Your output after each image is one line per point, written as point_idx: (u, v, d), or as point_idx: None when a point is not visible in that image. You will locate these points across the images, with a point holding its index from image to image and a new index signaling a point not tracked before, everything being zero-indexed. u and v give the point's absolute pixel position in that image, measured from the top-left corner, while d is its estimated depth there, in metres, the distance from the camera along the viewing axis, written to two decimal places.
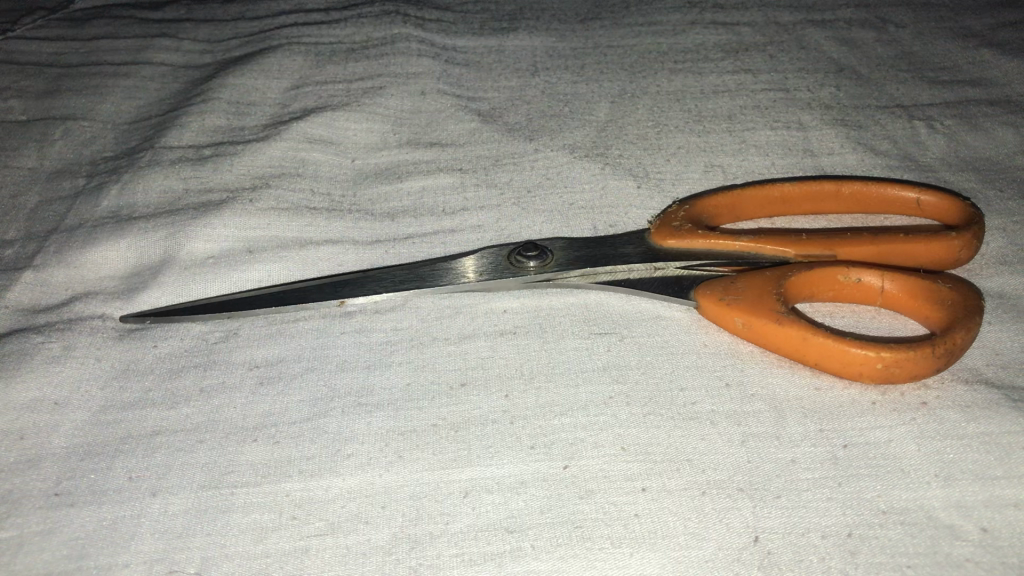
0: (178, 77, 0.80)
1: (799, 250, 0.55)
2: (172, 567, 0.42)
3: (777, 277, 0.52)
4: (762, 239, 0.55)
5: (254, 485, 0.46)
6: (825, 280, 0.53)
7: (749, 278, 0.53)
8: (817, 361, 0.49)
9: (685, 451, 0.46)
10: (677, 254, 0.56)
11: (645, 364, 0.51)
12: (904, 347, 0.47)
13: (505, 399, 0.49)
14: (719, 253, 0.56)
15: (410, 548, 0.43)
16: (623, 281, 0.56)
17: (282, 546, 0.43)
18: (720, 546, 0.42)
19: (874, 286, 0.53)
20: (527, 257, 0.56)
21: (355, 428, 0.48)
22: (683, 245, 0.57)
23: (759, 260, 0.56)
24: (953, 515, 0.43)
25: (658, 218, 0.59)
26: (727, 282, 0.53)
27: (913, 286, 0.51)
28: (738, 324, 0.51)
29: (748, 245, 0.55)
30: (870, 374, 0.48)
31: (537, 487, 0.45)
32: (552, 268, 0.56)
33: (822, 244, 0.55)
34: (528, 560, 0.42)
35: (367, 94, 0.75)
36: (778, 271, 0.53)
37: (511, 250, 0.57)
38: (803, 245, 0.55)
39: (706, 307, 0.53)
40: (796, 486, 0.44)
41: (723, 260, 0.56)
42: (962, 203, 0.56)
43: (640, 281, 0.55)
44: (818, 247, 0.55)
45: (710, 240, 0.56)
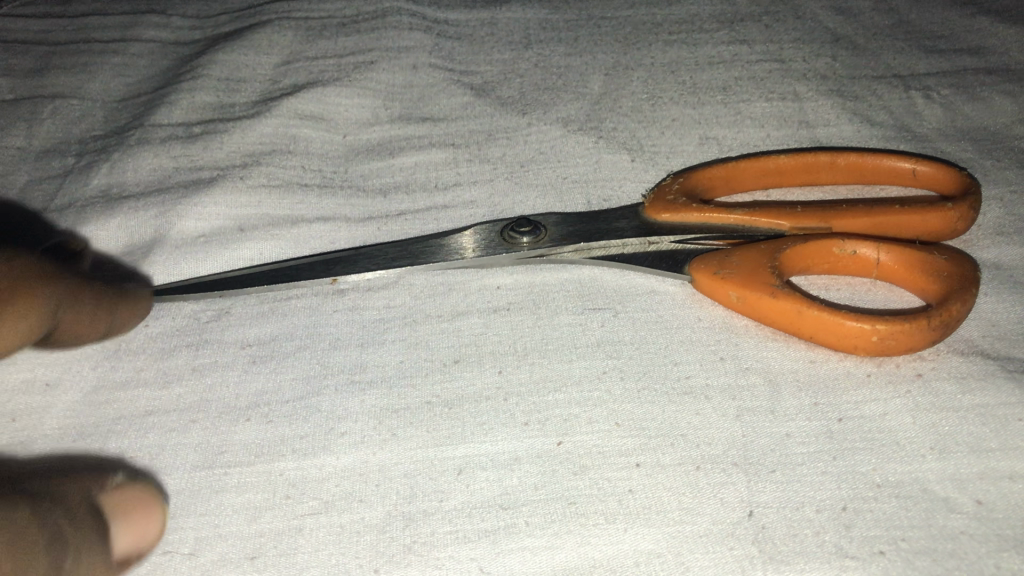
0: (168, 54, 0.79)
1: (793, 223, 0.54)
2: (165, 548, 0.42)
3: (772, 250, 0.52)
4: (755, 213, 0.55)
5: (246, 465, 0.45)
6: (820, 252, 0.53)
7: (743, 251, 0.52)
8: (813, 334, 0.48)
9: (680, 426, 0.46)
10: (671, 227, 0.56)
11: (639, 340, 0.51)
12: (901, 320, 0.46)
13: (498, 375, 0.49)
14: (712, 226, 0.56)
15: (403, 525, 0.43)
16: (617, 256, 0.55)
17: (276, 525, 0.43)
18: (714, 521, 0.42)
19: (870, 258, 0.52)
20: (520, 233, 0.56)
21: (349, 406, 0.48)
22: (677, 219, 0.56)
23: (754, 234, 0.55)
24: (947, 488, 0.43)
25: (651, 192, 0.58)
26: (720, 255, 0.53)
27: (908, 259, 0.51)
28: (732, 296, 0.51)
29: (742, 218, 0.55)
30: (865, 347, 0.47)
31: (531, 463, 0.45)
32: (546, 244, 0.56)
33: (817, 216, 0.54)
34: (522, 536, 0.42)
35: (358, 68, 0.74)
36: (771, 243, 0.53)
37: (504, 225, 0.57)
38: (797, 218, 0.54)
39: (700, 280, 0.52)
40: (792, 461, 0.44)
41: (717, 233, 0.56)
42: (958, 173, 0.56)
43: (635, 256, 0.55)
44: (812, 220, 0.54)
45: (704, 213, 0.55)
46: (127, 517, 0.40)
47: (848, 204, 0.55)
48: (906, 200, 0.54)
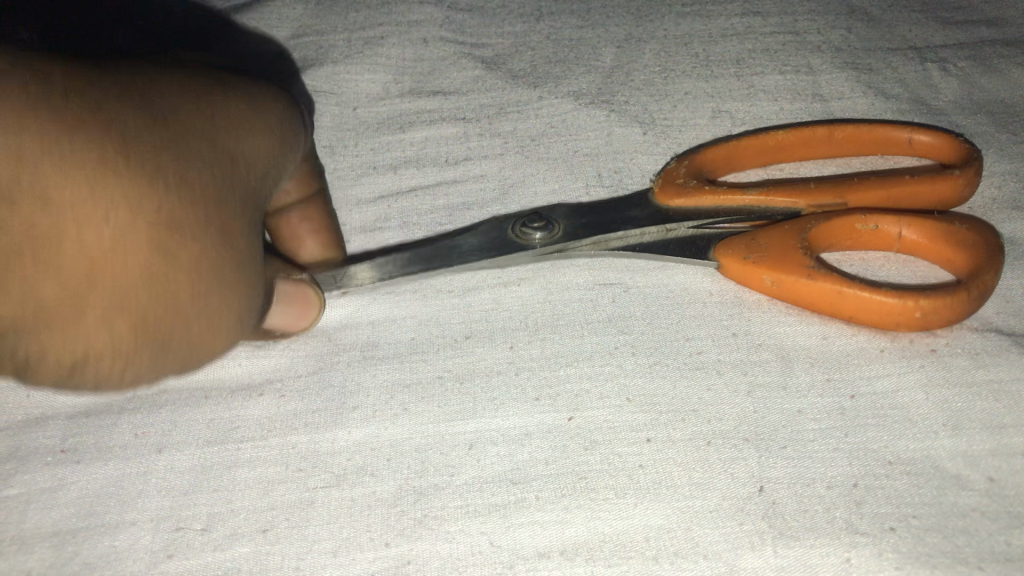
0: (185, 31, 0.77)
1: (807, 200, 0.54)
2: (179, 523, 0.43)
3: (794, 230, 0.51)
4: (770, 192, 0.54)
5: (260, 440, 0.46)
6: (842, 229, 0.52)
7: (768, 233, 0.52)
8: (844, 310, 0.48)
9: (691, 401, 0.46)
10: (685, 213, 0.55)
11: (650, 315, 0.51)
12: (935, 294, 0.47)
13: (510, 350, 0.49)
14: (726, 208, 0.55)
15: (415, 499, 0.43)
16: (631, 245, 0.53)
17: (289, 498, 0.43)
18: (724, 496, 0.42)
19: (891, 233, 0.51)
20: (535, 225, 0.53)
21: (361, 380, 0.48)
22: (689, 202, 0.55)
23: (770, 213, 0.54)
24: (960, 465, 0.43)
25: (658, 177, 0.57)
26: (742, 240, 0.52)
27: (930, 230, 0.51)
28: (762, 277, 0.50)
29: (757, 198, 0.54)
30: (907, 324, 0.48)
31: (542, 438, 0.45)
32: (563, 236, 0.53)
33: (832, 192, 0.54)
34: (531, 511, 0.42)
35: (368, 42, 0.73)
36: (792, 223, 0.52)
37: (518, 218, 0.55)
38: (811, 195, 0.54)
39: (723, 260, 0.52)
40: (803, 437, 0.44)
41: (732, 215, 0.55)
42: (958, 140, 0.56)
43: (650, 247, 0.53)
44: (827, 196, 0.53)
45: (718, 197, 0.54)
46: (286, 302, 0.47)
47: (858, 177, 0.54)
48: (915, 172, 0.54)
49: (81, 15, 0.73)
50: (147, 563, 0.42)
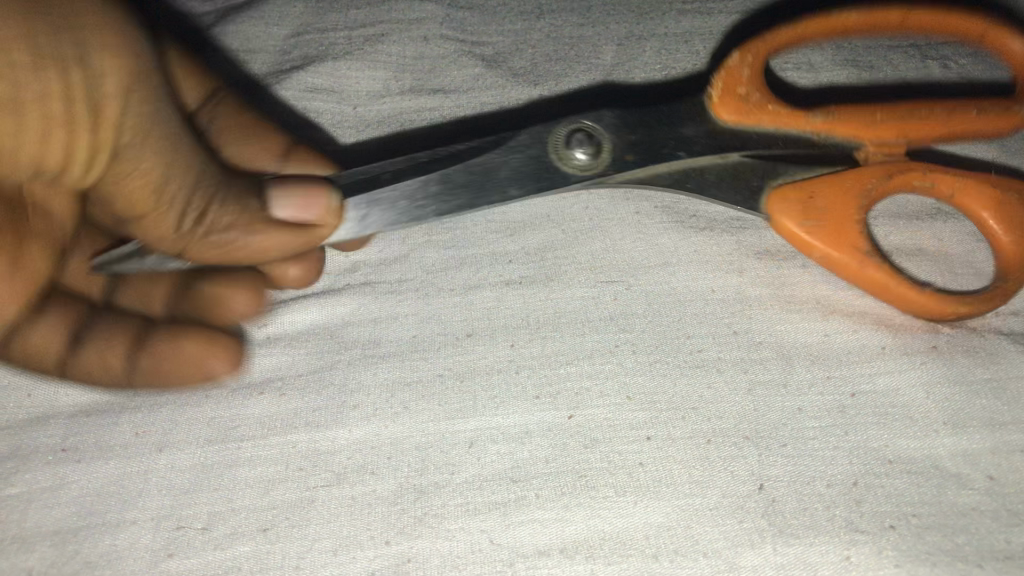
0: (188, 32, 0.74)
1: (871, 134, 0.51)
2: (179, 522, 0.43)
3: (858, 182, 0.49)
4: (836, 119, 0.51)
5: (260, 439, 0.46)
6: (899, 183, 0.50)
7: (824, 194, 0.49)
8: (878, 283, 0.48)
9: (691, 399, 0.46)
10: (743, 141, 0.52)
11: (652, 311, 0.50)
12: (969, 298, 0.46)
13: (510, 348, 0.49)
14: (784, 134, 0.52)
15: (415, 498, 0.43)
16: (676, 183, 0.52)
17: (289, 498, 0.44)
18: (724, 494, 0.42)
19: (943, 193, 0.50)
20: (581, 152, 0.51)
21: (361, 379, 0.48)
22: (747, 120, 0.52)
23: (829, 141, 0.52)
24: (959, 464, 0.43)
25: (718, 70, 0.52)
26: (796, 186, 0.50)
27: (987, 196, 0.49)
28: (801, 236, 0.48)
29: (820, 125, 0.51)
30: (940, 317, 0.48)
31: (542, 436, 0.45)
32: (610, 169, 0.51)
33: (895, 130, 0.51)
34: (531, 509, 0.43)
35: (367, 39, 0.72)
36: (853, 174, 0.50)
37: (563, 135, 0.51)
38: (876, 129, 0.51)
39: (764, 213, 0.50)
40: (803, 436, 0.44)
41: (789, 142, 0.52)
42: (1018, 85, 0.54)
43: (700, 180, 0.51)
44: (889, 133, 0.51)
45: (779, 116, 0.51)
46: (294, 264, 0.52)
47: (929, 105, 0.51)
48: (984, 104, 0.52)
49: None
50: (148, 561, 0.42)
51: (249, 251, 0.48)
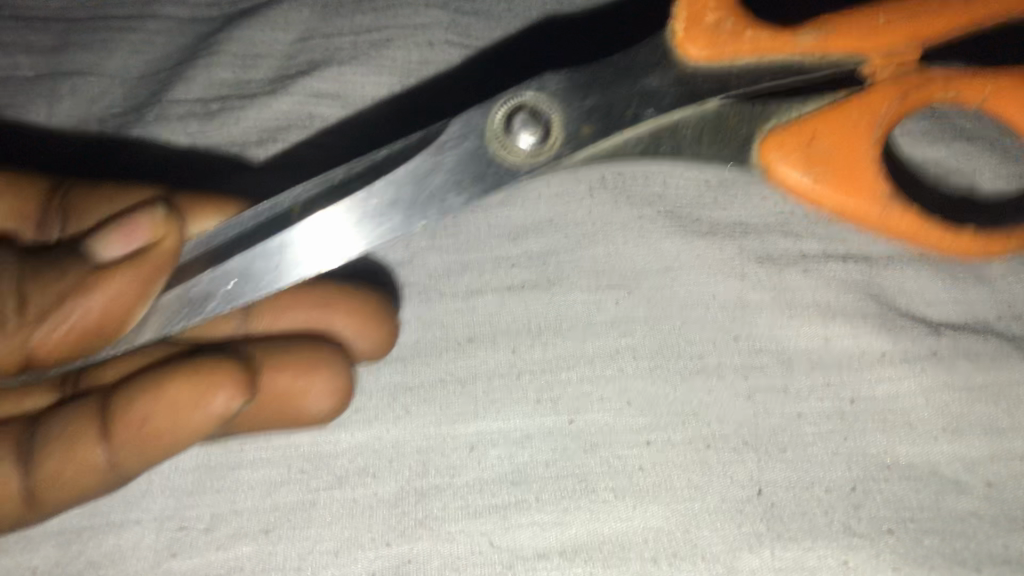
0: (185, 33, 0.66)
1: (879, 43, 0.39)
2: (182, 524, 0.44)
3: (867, 112, 0.39)
4: (828, 31, 0.40)
5: (261, 440, 0.46)
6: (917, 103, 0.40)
7: (826, 127, 0.39)
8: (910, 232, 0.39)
9: (691, 404, 0.46)
10: (721, 84, 0.40)
11: (653, 317, 0.49)
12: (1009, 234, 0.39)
13: (512, 353, 0.48)
14: (770, 62, 0.40)
15: (416, 500, 0.44)
16: (648, 147, 0.41)
17: (290, 500, 0.44)
18: (723, 499, 0.43)
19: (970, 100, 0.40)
20: (527, 134, 0.41)
21: (363, 383, 0.48)
22: (723, 53, 0.40)
23: (820, 69, 0.40)
24: (959, 471, 0.44)
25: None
26: (790, 129, 0.40)
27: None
28: (810, 192, 0.39)
29: (812, 46, 0.40)
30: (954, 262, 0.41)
31: (543, 440, 0.45)
32: (565, 147, 0.41)
33: (905, 30, 0.39)
34: (532, 512, 0.43)
35: (373, 44, 0.65)
36: (860, 101, 0.39)
37: (500, 119, 0.41)
38: (883, 36, 0.39)
39: (758, 166, 0.40)
40: (803, 441, 0.45)
41: (777, 75, 0.40)
42: None
43: (677, 141, 0.41)
44: (899, 36, 0.39)
45: (761, 42, 0.40)
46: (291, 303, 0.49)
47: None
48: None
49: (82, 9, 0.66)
50: (151, 562, 0.43)
51: (83, 320, 0.40)
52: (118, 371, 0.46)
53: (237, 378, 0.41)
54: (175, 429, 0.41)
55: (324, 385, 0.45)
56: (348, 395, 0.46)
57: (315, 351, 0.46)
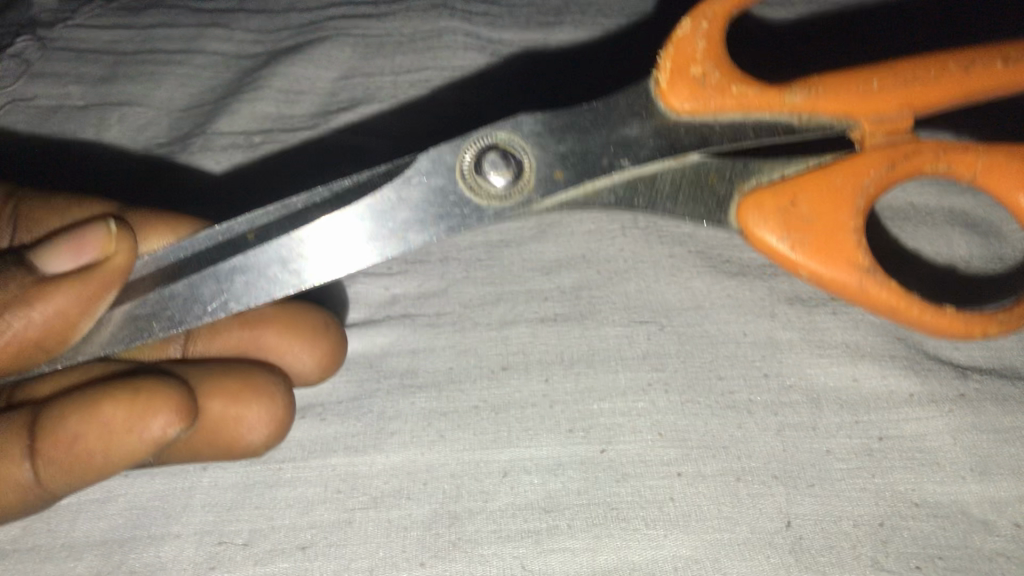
0: (232, 67, 0.68)
1: (869, 110, 0.43)
2: (221, 538, 0.45)
3: (850, 181, 0.42)
4: (818, 95, 0.43)
5: (300, 460, 0.48)
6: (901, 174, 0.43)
7: (810, 197, 0.42)
8: (880, 304, 0.42)
9: (722, 439, 0.47)
10: (702, 137, 0.44)
11: (685, 352, 0.50)
12: (986, 316, 0.41)
13: (545, 383, 0.49)
14: (757, 118, 0.44)
15: (450, 523, 0.45)
16: (622, 200, 0.45)
17: (327, 518, 0.45)
18: (753, 530, 0.44)
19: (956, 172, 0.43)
20: (500, 176, 0.44)
21: (399, 407, 0.49)
22: (708, 109, 0.44)
23: (807, 131, 0.44)
24: (987, 511, 0.44)
25: (667, 44, 0.43)
26: (772, 189, 0.43)
27: (1019, 172, 0.42)
28: (785, 254, 0.42)
29: (798, 109, 0.43)
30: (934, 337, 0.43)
31: (574, 469, 0.46)
32: (537, 191, 0.44)
33: (893, 101, 0.42)
34: (563, 538, 0.44)
35: (412, 84, 0.66)
36: (842, 169, 0.42)
37: (475, 162, 0.44)
38: (871, 103, 0.43)
39: (736, 227, 0.44)
40: (831, 476, 0.45)
41: (763, 131, 0.44)
42: None
43: (653, 195, 0.45)
44: (887, 108, 0.43)
45: (748, 104, 0.44)
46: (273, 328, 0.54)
47: (942, 59, 0.43)
48: (1010, 51, 0.43)
49: (133, 44, 0.68)
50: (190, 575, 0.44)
51: (27, 331, 0.42)
52: (56, 381, 0.48)
53: (180, 404, 0.42)
54: (106, 452, 0.41)
55: (259, 415, 0.47)
56: (283, 429, 0.48)
57: (252, 376, 0.51)
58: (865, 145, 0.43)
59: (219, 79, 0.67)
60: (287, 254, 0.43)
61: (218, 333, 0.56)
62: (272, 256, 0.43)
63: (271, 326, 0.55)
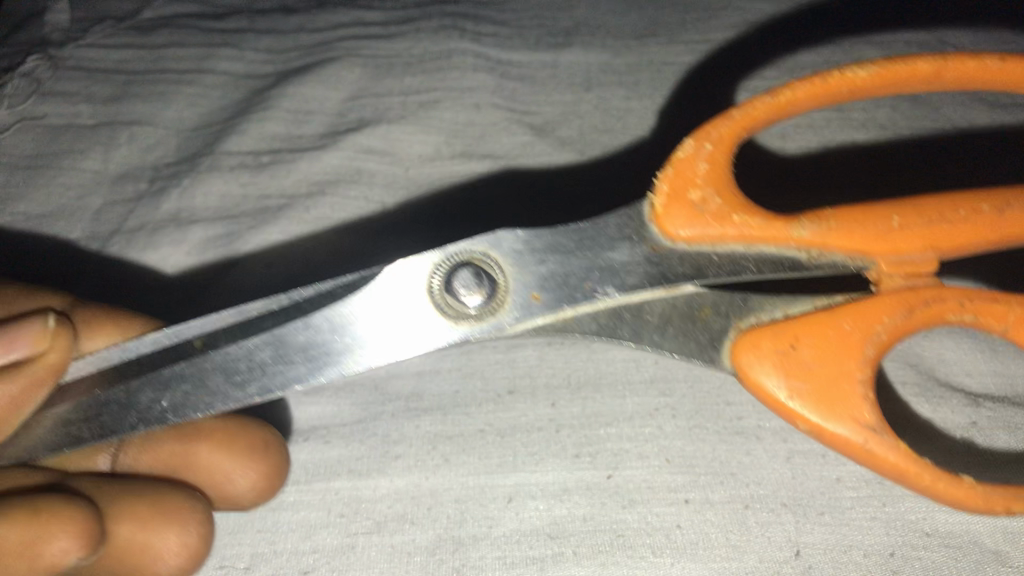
0: (241, 87, 0.68)
1: (884, 249, 0.40)
2: (222, 562, 0.45)
3: (861, 327, 0.39)
4: (829, 232, 0.41)
5: (304, 484, 0.47)
6: (924, 318, 0.40)
7: (817, 345, 0.39)
8: (889, 470, 0.37)
9: (730, 465, 0.46)
10: (697, 267, 0.42)
11: (693, 377, 0.50)
12: (1010, 491, 0.37)
13: (551, 408, 0.49)
14: (760, 250, 0.41)
15: (453, 549, 0.44)
16: (605, 329, 0.42)
17: (329, 542, 0.45)
18: (761, 559, 0.43)
19: (985, 318, 0.40)
20: (475, 293, 0.41)
21: (404, 431, 0.49)
22: (708, 238, 0.41)
23: (815, 269, 0.41)
24: (999, 541, 0.43)
25: (668, 166, 0.42)
26: (773, 331, 0.40)
27: None
28: (783, 403, 0.38)
29: (806, 244, 0.41)
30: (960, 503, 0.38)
31: (580, 495, 0.46)
32: (510, 316, 0.42)
33: (912, 240, 0.40)
34: (568, 565, 0.43)
35: (421, 105, 0.66)
36: (851, 314, 0.40)
37: (447, 274, 0.41)
38: (889, 242, 0.40)
39: (730, 366, 0.40)
40: (840, 504, 0.45)
41: (765, 263, 0.41)
42: None
43: (639, 325, 0.42)
44: (906, 247, 0.40)
45: (751, 235, 0.41)
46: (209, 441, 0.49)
47: (970, 200, 0.40)
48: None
49: (145, 64, 0.68)
50: None
51: None
52: None
53: (84, 531, 0.37)
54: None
55: (173, 543, 0.43)
56: (196, 558, 0.44)
57: (170, 498, 0.46)
58: (879, 285, 0.41)
59: (228, 99, 0.67)
60: (262, 360, 0.41)
61: (149, 448, 0.50)
62: (217, 365, 0.41)
63: (206, 442, 0.49)
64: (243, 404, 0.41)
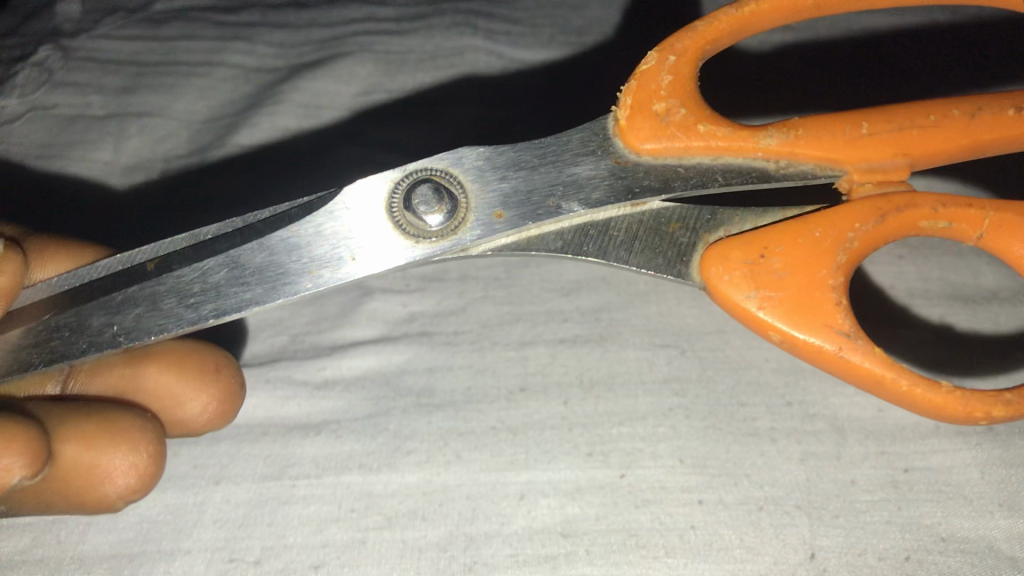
0: (252, 79, 0.68)
1: (854, 156, 0.41)
2: (231, 555, 0.45)
3: (833, 236, 0.40)
4: (797, 141, 0.41)
5: (314, 477, 0.47)
6: (899, 224, 0.40)
7: (786, 254, 0.40)
8: (862, 375, 0.39)
9: (743, 466, 0.46)
10: (665, 180, 0.42)
11: (707, 378, 0.49)
12: (987, 397, 0.37)
13: (563, 406, 0.48)
14: (728, 162, 0.42)
15: (465, 545, 0.44)
16: (571, 246, 0.44)
17: (340, 537, 0.45)
18: (775, 561, 0.43)
19: (959, 224, 0.40)
20: (435, 210, 0.42)
21: (414, 426, 0.48)
22: (674, 149, 0.42)
23: (783, 178, 0.42)
24: (1016, 547, 0.43)
25: (631, 80, 0.43)
26: (741, 243, 0.41)
27: None
28: (754, 313, 0.39)
29: (773, 152, 0.42)
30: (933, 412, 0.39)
31: (593, 493, 0.45)
32: (472, 234, 0.43)
33: (881, 149, 0.41)
34: (581, 564, 0.43)
35: (433, 100, 0.66)
36: (821, 221, 0.40)
37: (409, 189, 0.42)
38: (857, 150, 0.41)
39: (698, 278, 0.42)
40: (855, 508, 0.44)
41: (734, 175, 0.42)
42: None
43: (605, 242, 0.43)
44: (875, 155, 0.41)
45: (717, 145, 0.42)
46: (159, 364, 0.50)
47: (941, 105, 0.41)
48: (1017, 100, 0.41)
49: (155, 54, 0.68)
50: None
51: None
52: None
53: (28, 449, 0.38)
54: None
55: (125, 463, 0.44)
56: (150, 477, 0.45)
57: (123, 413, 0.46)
58: (852, 194, 0.42)
59: (239, 92, 0.67)
60: (216, 278, 0.42)
61: (100, 371, 0.50)
62: (170, 288, 0.42)
63: (154, 365, 0.50)
64: (196, 325, 0.42)
